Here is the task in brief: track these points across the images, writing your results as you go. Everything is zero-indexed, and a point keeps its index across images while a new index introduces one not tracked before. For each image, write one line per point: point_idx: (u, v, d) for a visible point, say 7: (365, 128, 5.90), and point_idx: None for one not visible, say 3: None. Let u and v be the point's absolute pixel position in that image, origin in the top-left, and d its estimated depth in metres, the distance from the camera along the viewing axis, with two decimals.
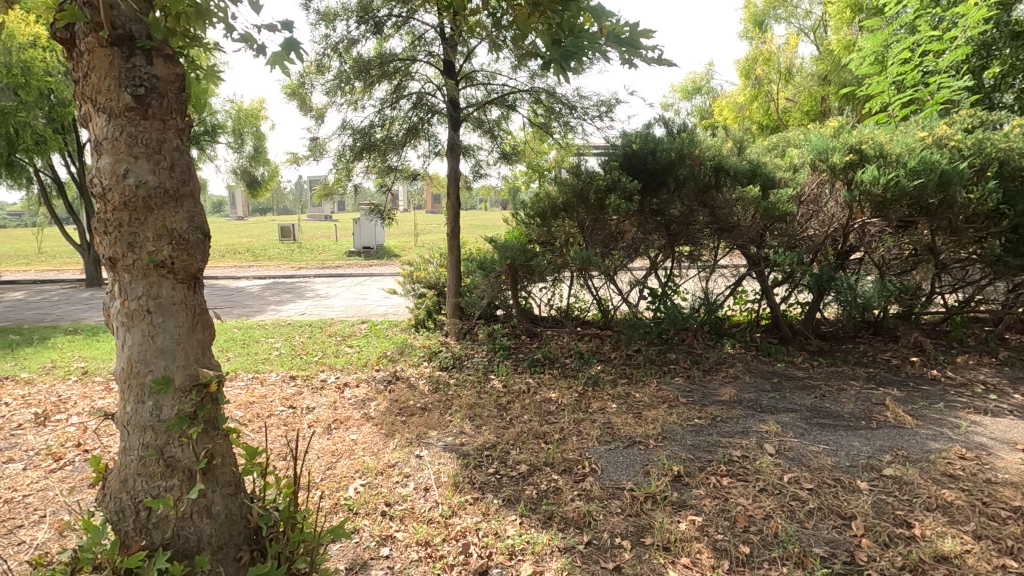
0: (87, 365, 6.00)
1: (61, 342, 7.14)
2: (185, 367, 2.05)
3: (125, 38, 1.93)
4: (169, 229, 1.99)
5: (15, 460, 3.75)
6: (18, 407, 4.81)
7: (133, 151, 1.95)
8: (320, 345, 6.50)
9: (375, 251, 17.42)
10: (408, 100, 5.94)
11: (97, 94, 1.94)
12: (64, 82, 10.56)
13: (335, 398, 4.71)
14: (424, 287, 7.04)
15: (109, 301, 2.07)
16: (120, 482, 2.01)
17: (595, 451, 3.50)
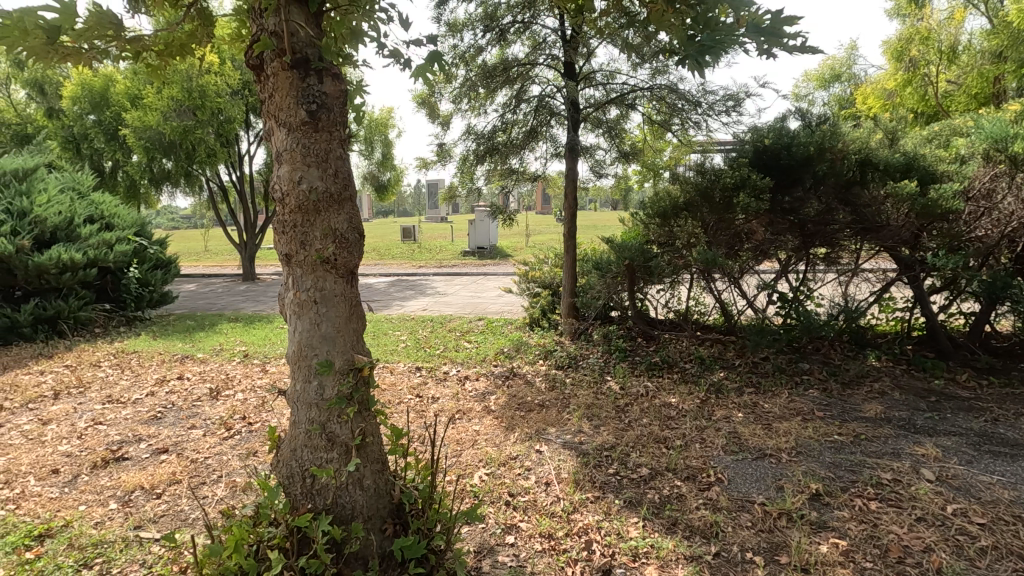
0: (246, 349, 6.87)
1: (225, 328, 8.23)
2: (344, 352, 2.28)
3: (302, 61, 2.19)
4: (333, 229, 2.24)
5: (198, 427, 4.42)
6: (196, 382, 5.64)
7: (307, 161, 2.21)
8: (442, 339, 6.87)
9: (488, 251, 17.95)
10: (528, 104, 6.08)
11: (279, 111, 2.23)
12: (230, 102, 12.18)
13: (457, 390, 4.95)
14: (539, 287, 7.14)
15: (284, 292, 2.36)
16: (291, 451, 2.28)
17: (721, 461, 3.36)
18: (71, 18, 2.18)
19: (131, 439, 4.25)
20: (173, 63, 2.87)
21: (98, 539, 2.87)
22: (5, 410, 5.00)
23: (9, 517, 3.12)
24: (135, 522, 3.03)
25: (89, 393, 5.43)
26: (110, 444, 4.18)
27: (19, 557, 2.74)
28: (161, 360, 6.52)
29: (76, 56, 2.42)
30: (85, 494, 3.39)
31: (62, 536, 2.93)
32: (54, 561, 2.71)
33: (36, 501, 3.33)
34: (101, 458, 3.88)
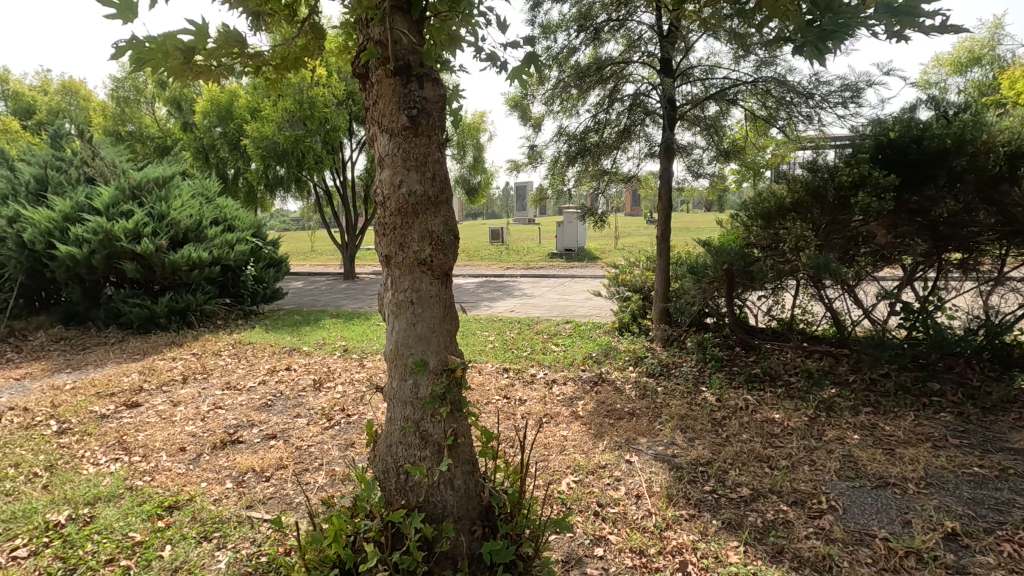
0: (346, 344, 7.27)
1: (328, 324, 8.78)
2: (438, 353, 2.32)
3: (404, 68, 2.25)
4: (430, 231, 2.28)
5: (302, 416, 4.73)
6: (302, 373, 6.05)
7: (407, 165, 2.27)
8: (529, 341, 6.89)
9: (576, 253, 17.78)
10: (622, 103, 5.93)
11: (383, 117, 2.30)
12: (336, 111, 13.01)
13: (544, 393, 4.92)
14: (628, 291, 6.94)
15: (383, 292, 2.44)
16: (386, 446, 2.35)
17: (834, 487, 3.05)
18: (204, 39, 2.39)
19: (245, 423, 4.63)
20: (288, 76, 3.06)
21: (216, 515, 3.14)
22: (144, 391, 5.64)
23: (145, 488, 3.50)
24: (247, 501, 3.28)
25: (212, 379, 6.00)
26: (227, 427, 4.57)
27: (153, 525, 3.07)
28: (272, 351, 7.07)
29: (207, 73, 2.65)
30: (206, 472, 3.73)
31: (187, 508, 3.23)
32: (180, 531, 3.00)
33: (167, 475, 3.71)
34: (220, 439, 4.26)
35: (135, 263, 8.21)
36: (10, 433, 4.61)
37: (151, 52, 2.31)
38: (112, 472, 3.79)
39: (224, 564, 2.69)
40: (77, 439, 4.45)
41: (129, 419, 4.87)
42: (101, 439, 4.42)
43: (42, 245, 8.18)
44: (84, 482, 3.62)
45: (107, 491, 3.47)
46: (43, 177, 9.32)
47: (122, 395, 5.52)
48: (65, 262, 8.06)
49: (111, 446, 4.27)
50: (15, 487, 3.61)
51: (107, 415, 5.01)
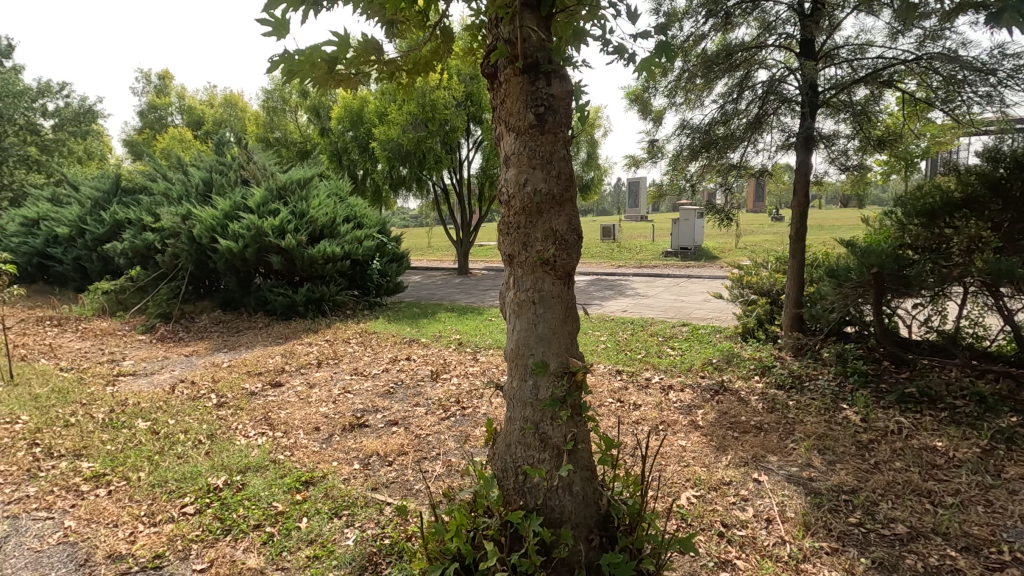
0: (460, 338, 7.51)
1: (443, 317, 9.15)
2: (559, 354, 2.28)
3: (532, 66, 2.23)
4: (553, 231, 2.24)
5: (421, 405, 4.95)
6: (420, 364, 6.35)
7: (532, 164, 2.24)
8: (643, 343, 6.64)
9: (693, 252, 16.93)
10: (753, 91, 5.48)
11: (510, 117, 2.30)
12: (455, 112, 13.53)
13: (660, 399, 4.71)
14: (754, 294, 6.44)
15: (505, 291, 2.44)
16: (505, 446, 2.36)
17: (1019, 536, 2.58)
18: (346, 49, 2.54)
19: (370, 408, 4.94)
20: (418, 80, 3.16)
21: (345, 494, 3.37)
22: (286, 372, 6.25)
23: (286, 462, 3.86)
24: (372, 483, 3.49)
25: (341, 365, 6.51)
26: (355, 411, 4.92)
27: (292, 497, 3.37)
28: (394, 341, 7.51)
29: (347, 81, 2.82)
30: (337, 452, 4.03)
31: (320, 484, 3.52)
32: (315, 506, 3.26)
33: (303, 452, 4.06)
34: (348, 422, 4.58)
35: (280, 256, 9.14)
36: (181, 403, 5.33)
37: (300, 64, 2.50)
38: (259, 445, 4.23)
39: (353, 541, 2.88)
40: (232, 412, 5.03)
41: (273, 397, 5.42)
42: (251, 414, 4.96)
43: (208, 240, 9.38)
44: (237, 452, 4.07)
45: (255, 461, 3.87)
46: (209, 180, 10.69)
47: (268, 375, 6.16)
48: (225, 255, 9.17)
49: (259, 421, 4.77)
50: (185, 450, 4.16)
51: (255, 392, 5.62)
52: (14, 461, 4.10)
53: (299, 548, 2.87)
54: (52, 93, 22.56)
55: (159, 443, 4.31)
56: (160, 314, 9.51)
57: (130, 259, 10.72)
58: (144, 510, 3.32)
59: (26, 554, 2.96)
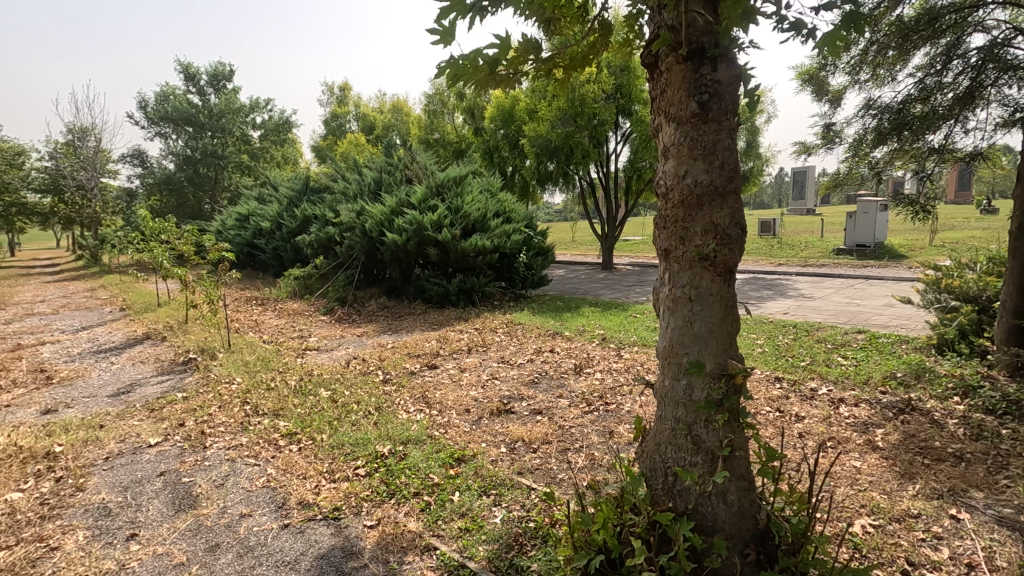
0: (604, 333, 7.47)
1: (586, 312, 9.15)
2: (716, 355, 2.16)
3: (697, 51, 2.11)
4: (714, 224, 2.12)
5: (564, 397, 5.02)
6: (564, 356, 6.44)
7: (693, 154, 2.14)
8: (808, 349, 6.02)
9: (872, 250, 14.84)
10: (964, 60, 4.63)
11: (670, 106, 2.22)
12: (604, 106, 13.38)
13: (828, 412, 4.23)
14: (955, 300, 5.46)
15: (659, 287, 2.37)
16: (655, 445, 2.30)
17: None
18: (506, 50, 2.64)
19: (516, 396, 5.14)
20: (573, 75, 3.17)
21: (493, 474, 3.55)
22: (440, 356, 6.76)
23: (441, 438, 4.19)
24: (518, 468, 3.64)
25: (489, 353, 6.84)
26: (502, 397, 5.15)
27: (446, 471, 3.64)
28: (538, 333, 7.70)
29: (506, 81, 2.94)
30: (486, 434, 4.27)
31: (471, 463, 3.75)
32: (466, 482, 3.49)
33: (456, 431, 4.36)
34: (496, 407, 4.82)
35: (437, 249, 9.86)
36: (355, 376, 6.03)
37: (463, 67, 2.66)
38: (418, 420, 4.64)
39: (500, 520, 3.03)
40: (395, 389, 5.58)
41: (430, 378, 5.90)
42: (411, 392, 5.45)
43: (377, 233, 10.44)
44: (400, 424, 4.50)
45: (415, 435, 4.25)
46: (379, 180, 11.88)
47: (425, 357, 6.71)
48: (391, 247, 10.14)
49: (417, 398, 5.23)
50: (357, 419, 4.71)
51: (415, 372, 6.16)
52: (232, 415, 4.99)
53: (452, 519, 3.09)
54: (260, 109, 26.76)
55: (337, 410, 4.93)
56: (338, 299, 10.83)
57: (315, 250, 12.35)
58: (326, 467, 3.84)
59: (242, 491, 3.60)
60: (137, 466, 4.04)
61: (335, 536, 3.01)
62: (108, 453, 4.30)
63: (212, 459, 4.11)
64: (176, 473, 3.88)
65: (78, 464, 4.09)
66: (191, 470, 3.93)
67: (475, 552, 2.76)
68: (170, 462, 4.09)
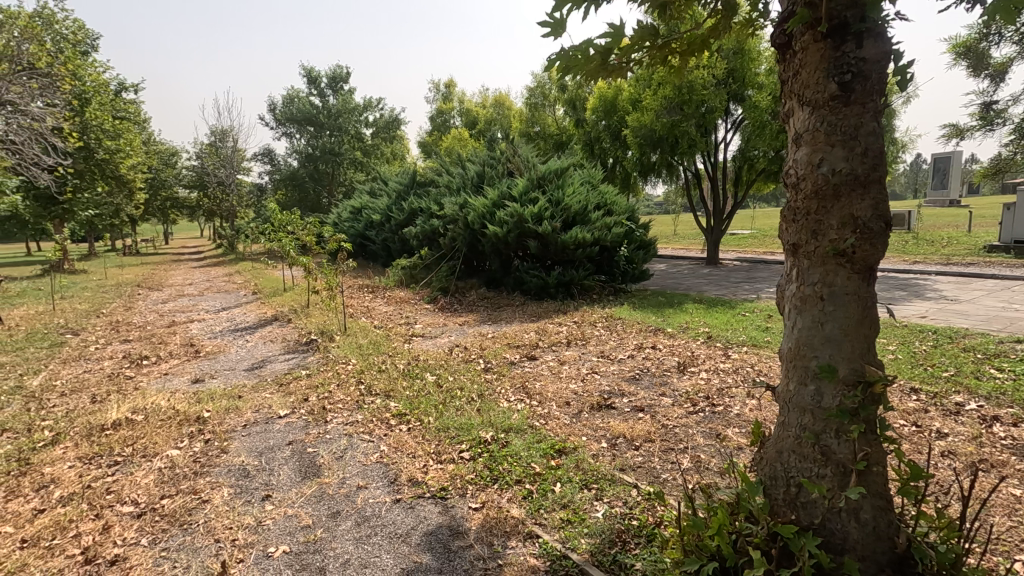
0: (710, 331, 7.13)
1: (690, 308, 8.79)
2: (851, 360, 1.98)
3: (839, 27, 1.92)
4: (853, 217, 1.93)
5: (668, 395, 4.87)
6: (667, 353, 6.24)
7: (831, 140, 1.96)
8: (952, 358, 5.35)
9: None
10: None
11: (805, 89, 2.04)
12: (715, 91, 12.69)
13: (978, 431, 3.74)
14: None
15: (786, 284, 2.21)
16: (777, 452, 2.17)
17: None
18: (619, 39, 2.57)
19: (617, 392, 5.07)
20: (690, 61, 3.01)
21: (595, 468, 3.53)
22: (540, 347, 6.82)
23: (542, 429, 4.23)
24: (619, 464, 3.59)
25: (589, 346, 6.80)
26: (602, 392, 5.10)
27: (548, 461, 3.68)
28: (639, 328, 7.52)
29: (618, 71, 2.86)
30: (586, 428, 4.25)
31: (572, 455, 3.75)
32: (567, 474, 3.50)
33: (556, 423, 4.39)
34: (596, 402, 4.78)
35: (537, 241, 9.93)
36: (458, 363, 6.27)
37: (575, 59, 2.66)
38: (519, 409, 4.72)
39: (602, 514, 3.01)
40: (496, 377, 5.72)
41: (530, 369, 5.99)
42: (512, 381, 5.56)
43: (479, 226, 10.72)
44: (502, 412, 4.62)
45: (516, 424, 4.33)
46: (481, 173, 12.18)
47: (524, 348, 6.80)
48: (492, 239, 10.36)
49: (517, 388, 5.33)
50: (461, 404, 4.89)
51: (515, 362, 6.28)
52: (348, 393, 5.39)
53: (554, 509, 3.12)
54: (373, 108, 28.45)
55: (443, 395, 5.16)
56: (441, 289, 11.27)
57: (421, 241, 12.93)
58: (433, 448, 4.03)
59: (358, 464, 3.88)
60: (269, 434, 4.50)
61: (442, 515, 3.16)
62: (245, 421, 4.82)
63: (333, 432, 4.47)
64: (302, 444, 4.27)
65: (222, 429, 4.63)
66: (315, 441, 4.30)
67: (577, 544, 2.77)
68: (297, 433, 4.50)
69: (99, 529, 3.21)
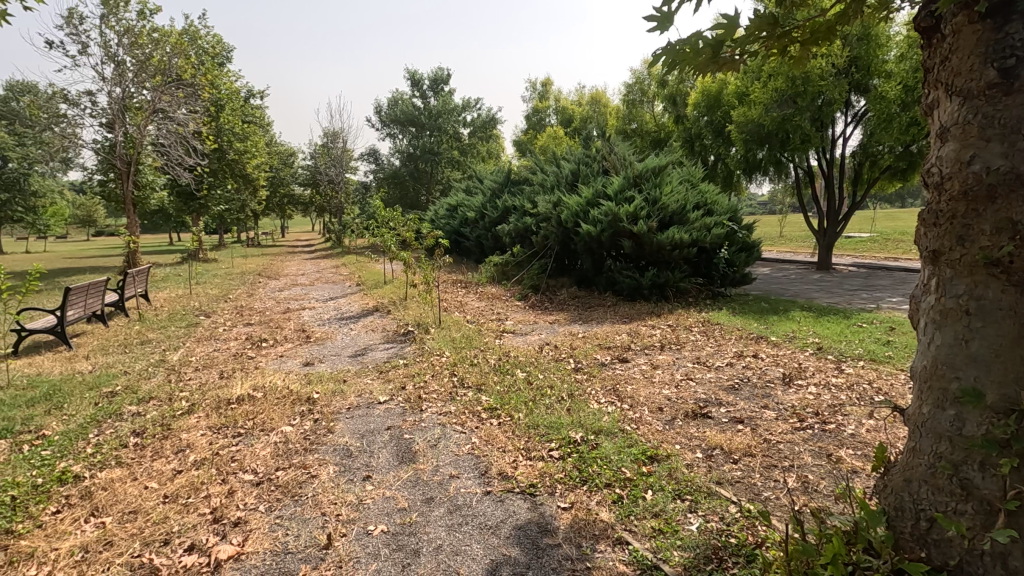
0: (820, 342, 6.59)
1: (798, 316, 8.18)
2: (1003, 384, 1.72)
3: (1003, 6, 1.68)
4: (1013, 221, 1.66)
5: (771, 409, 4.57)
6: (771, 363, 5.85)
7: (986, 135, 1.72)
8: None
9: None
10: None
11: (956, 78, 1.82)
12: (834, 82, 11.70)
13: None
14: None
15: (923, 296, 2.00)
16: (904, 481, 1.98)
17: None
18: (733, 31, 2.42)
19: (714, 400, 4.83)
20: (814, 51, 2.76)
21: (689, 479, 3.40)
22: (632, 350, 6.67)
23: (634, 433, 4.14)
24: (716, 477, 3.41)
25: (684, 351, 6.54)
26: (698, 399, 4.89)
27: (639, 468, 3.59)
28: (739, 335, 7.12)
29: (731, 65, 2.71)
30: (680, 436, 4.09)
31: (664, 463, 3.63)
32: (659, 482, 3.39)
33: (648, 428, 4.27)
34: (692, 410, 4.59)
35: (632, 241, 9.70)
36: (548, 362, 6.29)
37: (684, 53, 2.56)
38: (609, 412, 4.65)
39: (696, 528, 2.89)
40: (586, 378, 5.68)
41: (622, 371, 5.87)
42: (603, 383, 5.49)
43: (572, 224, 10.67)
44: (592, 414, 4.56)
45: (607, 426, 4.27)
46: (576, 172, 12.13)
47: (616, 350, 6.68)
48: (585, 237, 10.27)
49: (608, 390, 5.25)
50: (551, 403, 4.89)
51: (606, 363, 6.19)
52: (442, 384, 5.59)
53: (645, 517, 3.04)
54: (471, 108, 29.26)
55: (533, 392, 5.20)
56: (532, 286, 11.35)
57: (514, 239, 13.12)
58: (523, 444, 4.07)
59: (450, 454, 4.01)
60: (371, 418, 4.79)
61: (530, 511, 3.19)
62: (349, 404, 5.15)
63: (428, 421, 4.66)
64: (399, 430, 4.48)
65: (329, 410, 4.98)
66: (411, 428, 4.50)
67: (669, 556, 2.68)
68: (396, 419, 4.74)
69: (225, 493, 3.58)
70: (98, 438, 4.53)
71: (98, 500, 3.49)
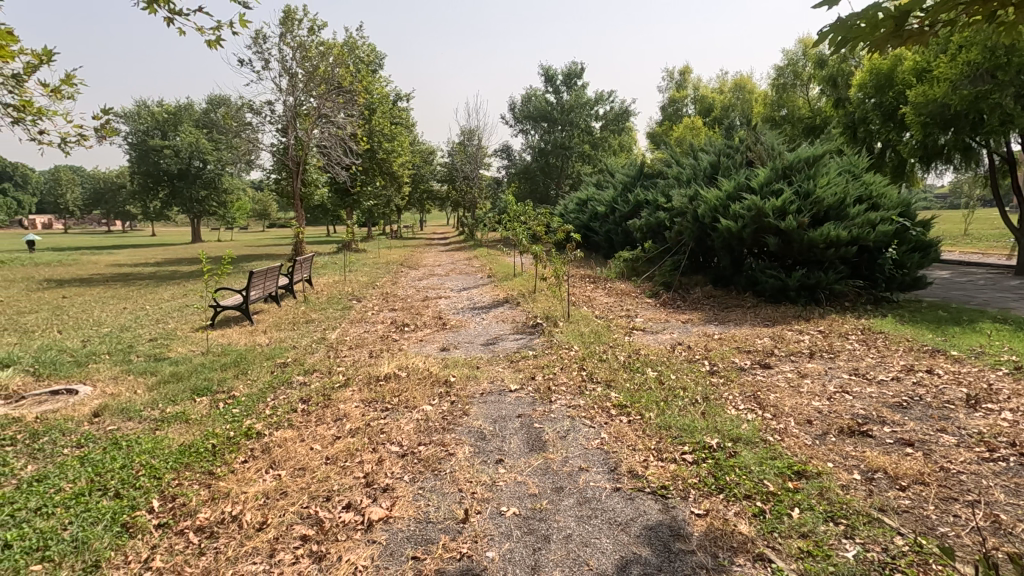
0: (1018, 360, 5.56)
1: (988, 329, 6.97)
2: None
3: None
4: None
5: (949, 433, 3.96)
6: (950, 381, 5.06)
7: None
8: None
9: None
10: None
11: None
12: None
13: None
14: None
15: None
16: None
17: None
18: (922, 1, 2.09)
19: (876, 418, 4.30)
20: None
21: (844, 501, 3.08)
22: (775, 355, 6.18)
23: (778, 445, 3.83)
24: (878, 503, 3.05)
25: (838, 361, 5.91)
26: (856, 416, 4.39)
27: (784, 482, 3.32)
28: (909, 347, 6.25)
29: (919, 38, 2.34)
30: (834, 454, 3.71)
31: (815, 481, 3.32)
32: (808, 500, 3.11)
33: (795, 441, 3.93)
34: (849, 426, 4.14)
35: (778, 238, 8.94)
36: (681, 362, 6.05)
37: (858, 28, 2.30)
38: (750, 420, 4.35)
39: (853, 556, 2.61)
40: (723, 382, 5.36)
41: (764, 378, 5.46)
42: (742, 388, 5.15)
43: (710, 219, 10.10)
44: (730, 420, 4.31)
45: (747, 435, 4.00)
46: (716, 163, 11.45)
47: (757, 354, 6.23)
48: (724, 233, 9.66)
49: (748, 396, 4.91)
50: (684, 405, 4.71)
51: (745, 368, 5.81)
52: (571, 377, 5.64)
53: (790, 536, 2.82)
54: (605, 101, 28.95)
55: (664, 392, 5.04)
56: (664, 284, 10.95)
57: (646, 233, 12.76)
58: (654, 444, 3.97)
59: (579, 447, 4.04)
60: (503, 405, 4.98)
61: (662, 513, 3.10)
62: (483, 389, 5.42)
63: (557, 412, 4.73)
64: (530, 419, 4.61)
65: (465, 394, 5.27)
66: (541, 418, 4.61)
67: None
68: (526, 408, 4.88)
69: (375, 460, 3.96)
70: (274, 402, 5.25)
71: (275, 455, 4.05)
